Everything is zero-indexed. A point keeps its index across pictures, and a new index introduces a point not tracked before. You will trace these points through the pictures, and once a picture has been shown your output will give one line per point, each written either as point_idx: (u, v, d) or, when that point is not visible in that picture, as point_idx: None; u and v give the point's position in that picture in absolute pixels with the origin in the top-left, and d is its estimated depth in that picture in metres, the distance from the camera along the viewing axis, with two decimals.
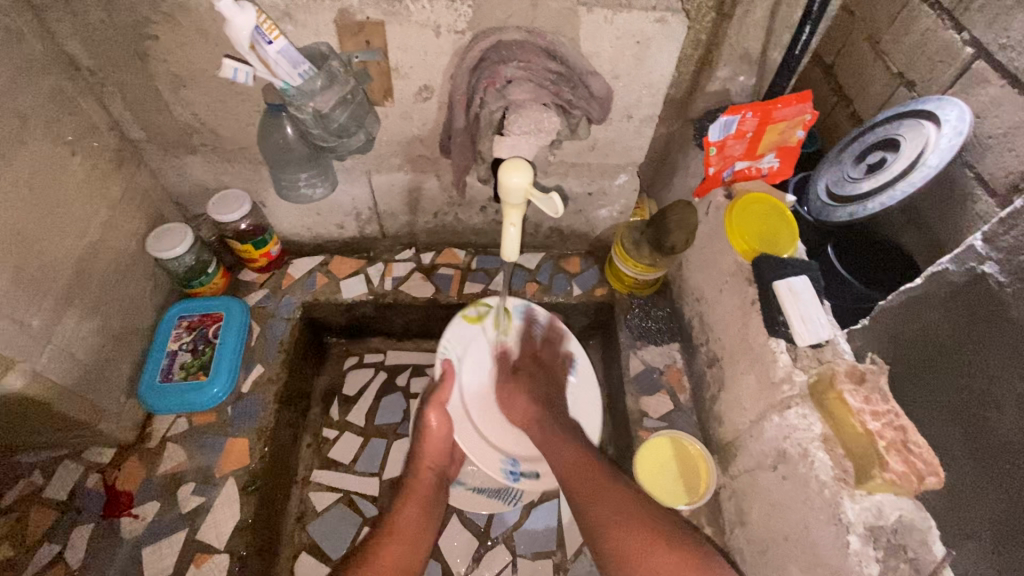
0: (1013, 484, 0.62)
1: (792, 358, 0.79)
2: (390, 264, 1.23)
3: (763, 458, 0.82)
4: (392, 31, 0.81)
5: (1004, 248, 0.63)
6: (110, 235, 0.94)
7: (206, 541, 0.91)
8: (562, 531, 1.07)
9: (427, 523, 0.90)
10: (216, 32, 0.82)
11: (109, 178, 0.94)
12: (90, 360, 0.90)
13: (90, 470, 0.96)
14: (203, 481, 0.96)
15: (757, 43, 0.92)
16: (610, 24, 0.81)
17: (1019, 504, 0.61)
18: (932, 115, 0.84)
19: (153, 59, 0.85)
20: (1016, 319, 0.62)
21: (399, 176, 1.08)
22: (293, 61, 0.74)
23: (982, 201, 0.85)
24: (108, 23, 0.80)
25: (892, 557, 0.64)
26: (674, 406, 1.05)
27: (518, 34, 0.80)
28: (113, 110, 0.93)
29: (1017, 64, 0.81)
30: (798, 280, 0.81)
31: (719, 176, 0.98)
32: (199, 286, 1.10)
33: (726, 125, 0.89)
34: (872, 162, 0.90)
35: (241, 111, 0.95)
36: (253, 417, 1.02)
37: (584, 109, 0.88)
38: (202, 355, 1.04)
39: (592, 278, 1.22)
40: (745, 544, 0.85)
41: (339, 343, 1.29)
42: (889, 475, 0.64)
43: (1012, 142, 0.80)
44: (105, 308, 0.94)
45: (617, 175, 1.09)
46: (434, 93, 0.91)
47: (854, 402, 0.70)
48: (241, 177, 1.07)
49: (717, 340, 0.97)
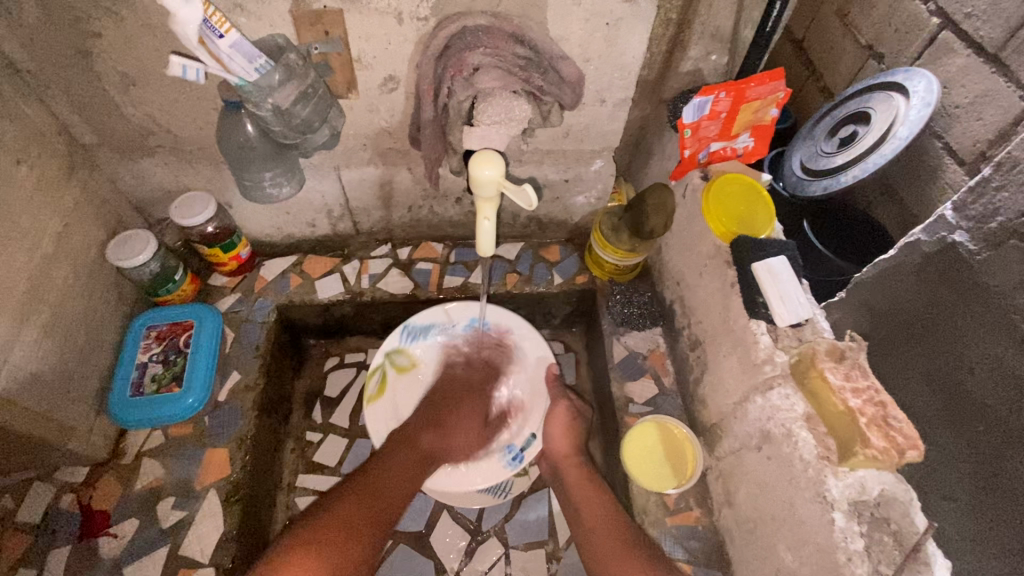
0: (990, 449, 0.64)
1: (773, 338, 0.79)
2: (365, 261, 1.20)
3: (747, 439, 0.82)
4: (352, 19, 0.78)
5: (974, 216, 0.63)
6: (67, 247, 0.90)
7: (189, 555, 0.89)
8: (553, 520, 1.08)
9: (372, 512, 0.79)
10: (165, 28, 0.77)
11: (61, 186, 0.89)
12: (54, 378, 0.87)
13: (63, 490, 0.92)
14: (183, 494, 0.93)
15: (727, 21, 0.91)
16: (578, 6, 0.78)
17: (1003, 468, 0.62)
18: (901, 87, 0.84)
19: (99, 59, 0.81)
20: (987, 288, 0.63)
21: (369, 171, 1.04)
22: (248, 54, 0.71)
23: (950, 170, 0.87)
24: (47, 21, 0.75)
25: (876, 531, 0.65)
26: (659, 391, 1.05)
27: (484, 18, 0.77)
28: (60, 115, 0.88)
29: (981, 33, 0.81)
30: (777, 259, 0.81)
31: (695, 158, 0.97)
32: (167, 294, 1.06)
33: (700, 105, 0.88)
34: (845, 136, 0.89)
35: (197, 109, 0.90)
36: (232, 426, 0.99)
37: (556, 95, 0.85)
38: (174, 365, 1.01)
39: (572, 266, 1.21)
40: (733, 524, 0.86)
41: (318, 345, 1.27)
42: (870, 451, 0.65)
43: (979, 111, 0.81)
44: (66, 324, 0.89)
45: (593, 160, 1.07)
46: (400, 83, 0.87)
47: (835, 380, 0.71)
48: (204, 178, 1.02)
49: (699, 323, 0.97)
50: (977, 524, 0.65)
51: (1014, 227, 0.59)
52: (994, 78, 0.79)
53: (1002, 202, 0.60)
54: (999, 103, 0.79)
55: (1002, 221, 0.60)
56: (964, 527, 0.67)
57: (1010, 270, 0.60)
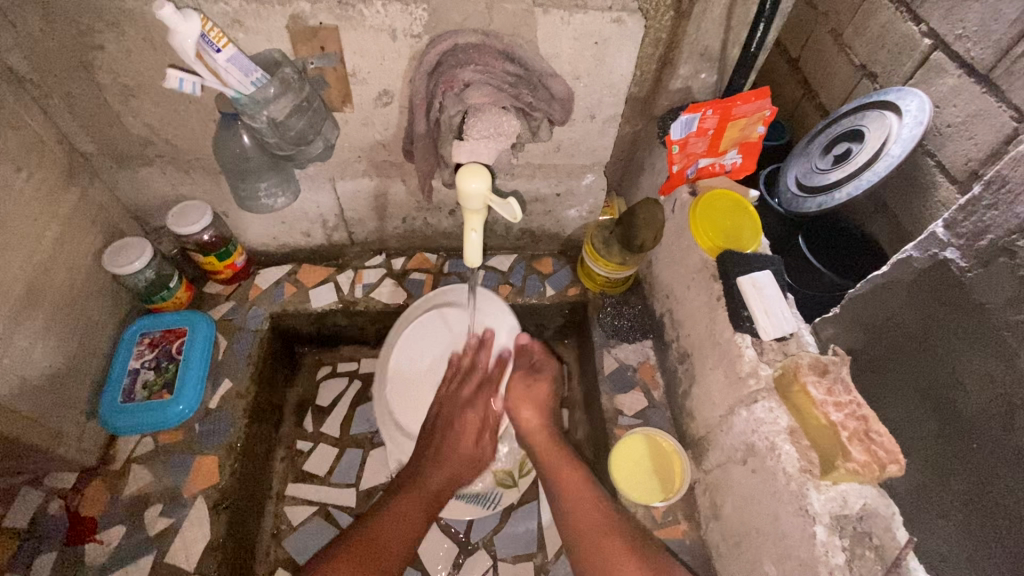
0: (984, 465, 0.64)
1: (758, 352, 0.80)
2: (360, 271, 1.21)
3: (733, 452, 0.83)
4: (347, 36, 0.80)
5: (964, 234, 0.64)
6: (64, 253, 0.91)
7: (175, 563, 0.89)
8: (543, 533, 1.07)
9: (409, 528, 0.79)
10: (165, 41, 0.79)
11: (59, 194, 0.91)
12: (46, 383, 0.87)
13: (50, 496, 0.92)
14: (171, 501, 0.93)
15: (716, 40, 0.93)
16: (567, 25, 0.80)
17: (997, 484, 0.62)
18: (894, 107, 0.86)
19: (99, 70, 0.83)
20: (980, 304, 0.63)
21: (364, 182, 1.06)
22: (244, 68, 0.72)
23: (944, 188, 0.89)
24: (50, 33, 0.77)
25: (857, 545, 0.65)
26: (649, 403, 1.05)
27: (475, 36, 0.79)
28: (61, 124, 0.90)
29: (972, 54, 0.83)
30: (762, 274, 0.82)
31: (683, 174, 0.98)
32: (161, 301, 1.07)
33: (687, 122, 0.89)
34: (838, 153, 0.91)
35: (195, 120, 0.92)
36: (221, 434, 1.00)
37: (546, 111, 0.87)
38: (165, 372, 1.02)
39: (564, 278, 1.22)
40: (720, 538, 0.86)
41: (311, 353, 1.28)
42: (851, 465, 0.65)
43: (971, 130, 0.84)
44: (59, 329, 0.90)
45: (584, 175, 1.09)
46: (394, 97, 0.89)
47: (817, 394, 0.71)
48: (201, 188, 1.04)
49: (687, 336, 0.98)
50: (972, 540, 0.65)
51: (1007, 246, 0.59)
52: (985, 98, 0.82)
53: (992, 220, 0.61)
54: (991, 122, 0.81)
55: (993, 238, 0.61)
56: (958, 545, 0.67)
57: (1001, 287, 0.61)
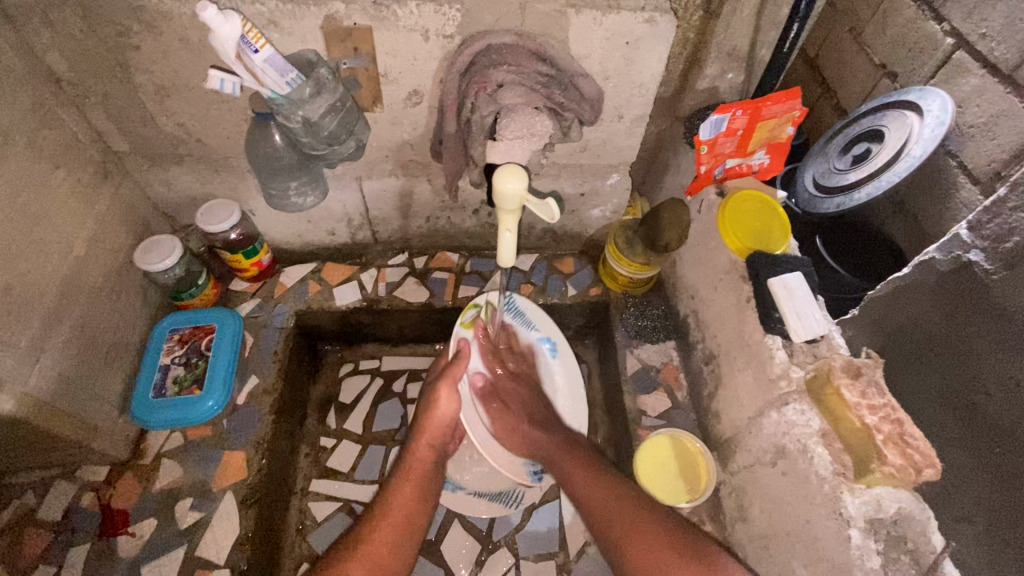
0: (1007, 471, 0.63)
1: (789, 354, 0.80)
2: (383, 269, 1.22)
3: (762, 454, 0.82)
4: (380, 36, 0.80)
5: (989, 236, 0.64)
6: (98, 250, 0.93)
7: (205, 556, 0.90)
8: (563, 531, 1.07)
9: (420, 506, 0.87)
10: (201, 42, 0.80)
11: (94, 192, 0.92)
12: (80, 378, 0.89)
13: (85, 488, 0.94)
14: (201, 495, 0.95)
15: (744, 40, 0.93)
16: (599, 25, 0.80)
17: (1021, 489, 0.62)
18: (915, 106, 0.85)
19: (136, 70, 0.84)
20: (1005, 306, 0.62)
21: (390, 182, 1.07)
22: (281, 69, 0.73)
23: (966, 190, 0.88)
24: (88, 33, 0.78)
25: (893, 549, 0.65)
26: (672, 404, 1.05)
27: (509, 37, 0.80)
28: (96, 122, 0.91)
29: (996, 53, 0.82)
30: (792, 276, 0.82)
31: (711, 174, 0.98)
32: (189, 298, 1.08)
33: (717, 123, 0.89)
34: (858, 154, 0.90)
35: (227, 120, 0.93)
36: (249, 429, 1.01)
37: (576, 111, 0.87)
38: (195, 368, 1.03)
39: (586, 278, 1.22)
40: (746, 540, 0.86)
41: (333, 351, 1.29)
42: (887, 468, 0.65)
43: (993, 131, 0.83)
44: (92, 325, 0.92)
45: (609, 175, 1.09)
46: (424, 98, 0.90)
47: (851, 397, 0.71)
48: (228, 186, 1.05)
49: (713, 338, 0.98)
50: (994, 545, 0.64)
51: None
52: (1009, 98, 0.81)
53: (1019, 222, 0.60)
54: (1014, 123, 0.80)
55: (1018, 241, 0.61)
56: (983, 551, 0.66)
57: None
